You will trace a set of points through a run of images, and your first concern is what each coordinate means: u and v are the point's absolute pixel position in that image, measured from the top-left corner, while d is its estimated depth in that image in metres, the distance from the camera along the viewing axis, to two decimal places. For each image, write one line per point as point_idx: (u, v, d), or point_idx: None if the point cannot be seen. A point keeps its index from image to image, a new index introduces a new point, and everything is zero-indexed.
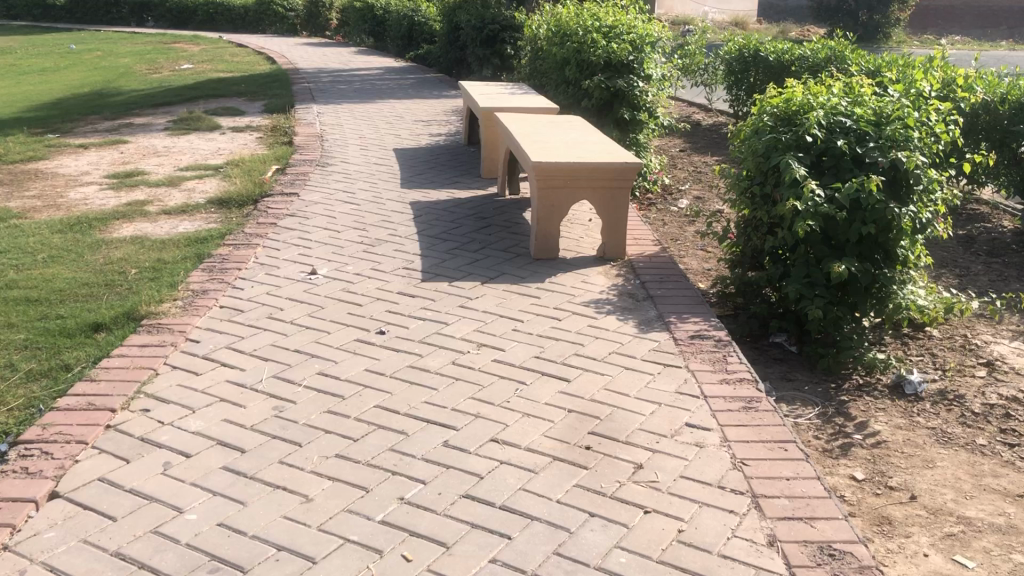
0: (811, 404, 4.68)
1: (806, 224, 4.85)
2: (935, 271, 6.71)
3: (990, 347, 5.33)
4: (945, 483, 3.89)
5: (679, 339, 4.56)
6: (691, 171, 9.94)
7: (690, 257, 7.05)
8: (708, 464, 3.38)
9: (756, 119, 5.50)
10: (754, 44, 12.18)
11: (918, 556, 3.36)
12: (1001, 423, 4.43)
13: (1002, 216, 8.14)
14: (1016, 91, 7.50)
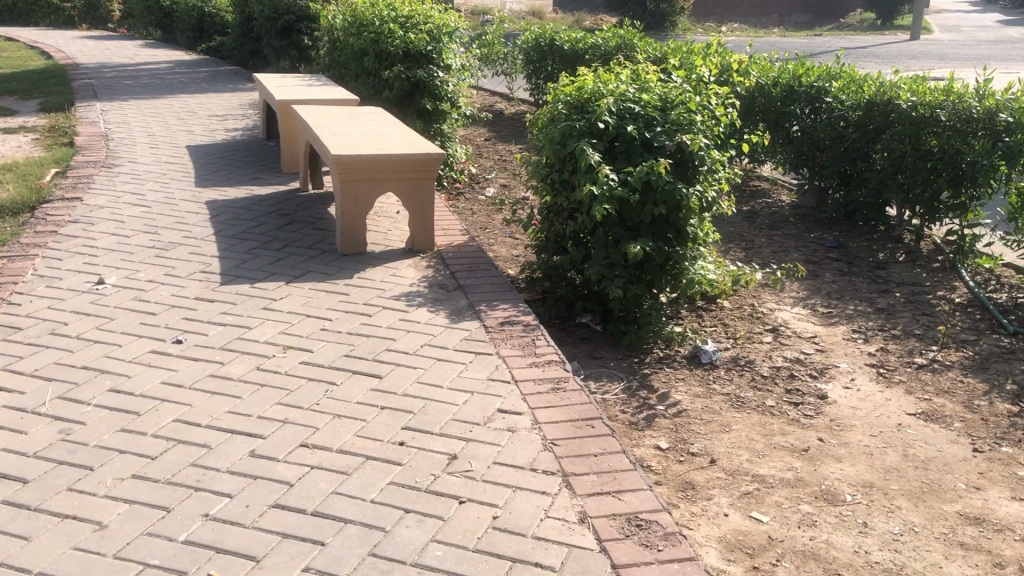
0: (617, 379, 4.87)
1: (602, 207, 5.03)
2: (725, 246, 7.15)
3: (775, 314, 5.74)
4: (741, 445, 4.15)
5: (489, 326, 4.61)
6: (496, 160, 10.07)
7: (499, 244, 7.15)
8: (520, 448, 3.43)
9: (551, 108, 5.62)
10: (549, 34, 12.49)
11: (719, 517, 3.57)
12: (787, 384, 4.78)
13: (781, 191, 8.79)
14: (786, 75, 8.09)
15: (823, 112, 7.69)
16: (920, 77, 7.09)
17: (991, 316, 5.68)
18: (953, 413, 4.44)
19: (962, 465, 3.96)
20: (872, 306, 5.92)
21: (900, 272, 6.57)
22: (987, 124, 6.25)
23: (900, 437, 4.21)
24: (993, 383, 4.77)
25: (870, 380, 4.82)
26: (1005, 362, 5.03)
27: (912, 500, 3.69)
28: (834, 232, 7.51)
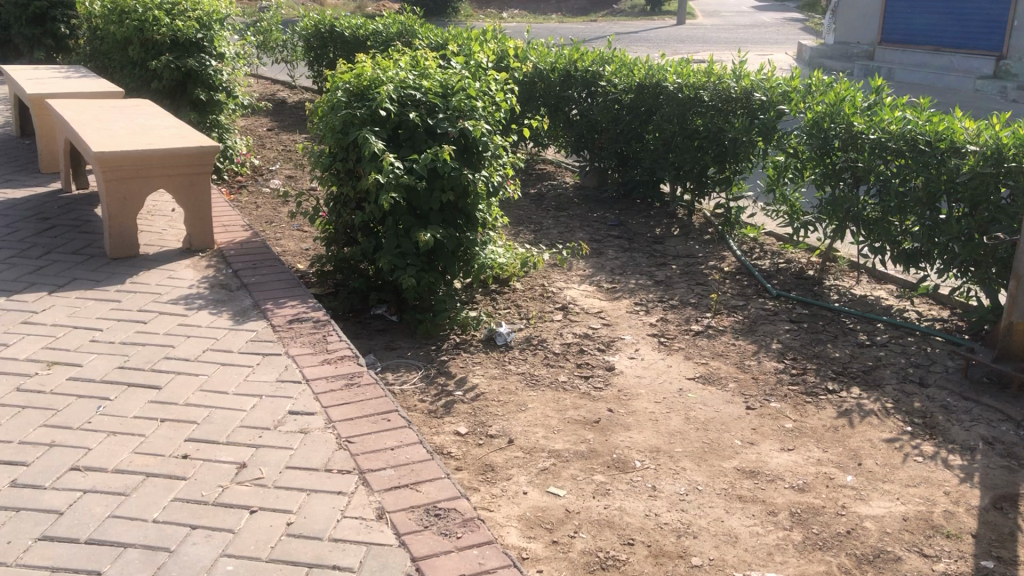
0: (414, 368, 4.85)
1: (389, 196, 4.96)
2: (514, 229, 7.28)
3: (564, 292, 5.91)
4: (536, 422, 4.24)
5: (277, 325, 4.45)
6: (280, 150, 9.75)
7: (286, 238, 6.93)
8: (313, 449, 3.34)
9: (331, 96, 5.46)
10: (329, 20, 12.20)
11: (518, 496, 3.64)
12: (578, 359, 4.94)
13: (565, 173, 9.08)
14: (562, 60, 8.33)
15: (598, 95, 7.96)
16: (685, 60, 7.49)
17: (757, 282, 6.13)
18: (727, 374, 4.75)
19: (738, 423, 4.25)
20: (652, 279, 6.23)
21: (676, 245, 6.95)
22: (745, 103, 6.68)
23: (682, 401, 4.45)
24: (761, 343, 5.15)
25: (653, 350, 5.07)
26: (770, 323, 5.43)
27: (695, 460, 3.92)
28: (615, 210, 7.84)
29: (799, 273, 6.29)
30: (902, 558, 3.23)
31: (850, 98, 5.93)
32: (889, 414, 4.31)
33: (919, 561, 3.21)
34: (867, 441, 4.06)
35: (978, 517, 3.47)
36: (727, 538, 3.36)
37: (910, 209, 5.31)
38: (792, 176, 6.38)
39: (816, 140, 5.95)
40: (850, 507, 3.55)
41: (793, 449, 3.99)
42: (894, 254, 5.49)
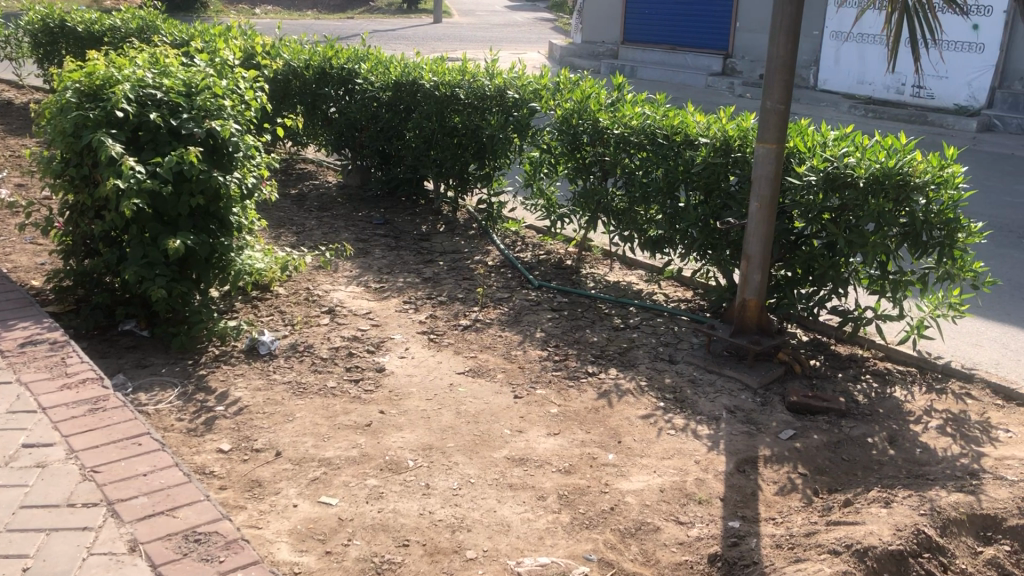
0: (170, 386, 4.56)
1: (131, 203, 4.61)
2: (274, 231, 7.04)
3: (330, 295, 5.78)
4: (305, 431, 4.12)
5: (6, 350, 4.02)
6: (6, 156, 8.84)
7: (17, 252, 6.29)
8: (53, 484, 3.05)
9: (59, 96, 5.00)
10: (58, 14, 11.21)
11: (288, 509, 3.52)
12: (347, 362, 4.85)
13: (327, 172, 8.92)
14: (316, 57, 8.14)
15: (355, 93, 7.83)
16: (439, 59, 7.54)
17: (520, 274, 6.29)
18: (495, 366, 4.85)
19: (506, 413, 4.34)
20: (419, 276, 6.23)
21: (441, 241, 7.01)
22: (499, 101, 6.82)
23: (452, 397, 4.49)
24: (525, 333, 5.30)
25: (422, 347, 5.08)
26: (534, 313, 5.60)
27: (466, 453, 3.96)
28: (379, 209, 7.78)
29: (559, 263, 6.54)
30: (661, 528, 3.43)
31: (595, 95, 6.22)
32: (644, 392, 4.57)
33: (676, 529, 3.42)
34: (625, 419, 4.28)
35: (725, 482, 3.74)
36: (500, 528, 3.43)
37: (653, 198, 5.65)
38: (548, 171, 6.63)
39: (566, 135, 6.20)
40: (612, 484, 3.73)
41: (559, 434, 4.14)
42: (642, 241, 5.83)
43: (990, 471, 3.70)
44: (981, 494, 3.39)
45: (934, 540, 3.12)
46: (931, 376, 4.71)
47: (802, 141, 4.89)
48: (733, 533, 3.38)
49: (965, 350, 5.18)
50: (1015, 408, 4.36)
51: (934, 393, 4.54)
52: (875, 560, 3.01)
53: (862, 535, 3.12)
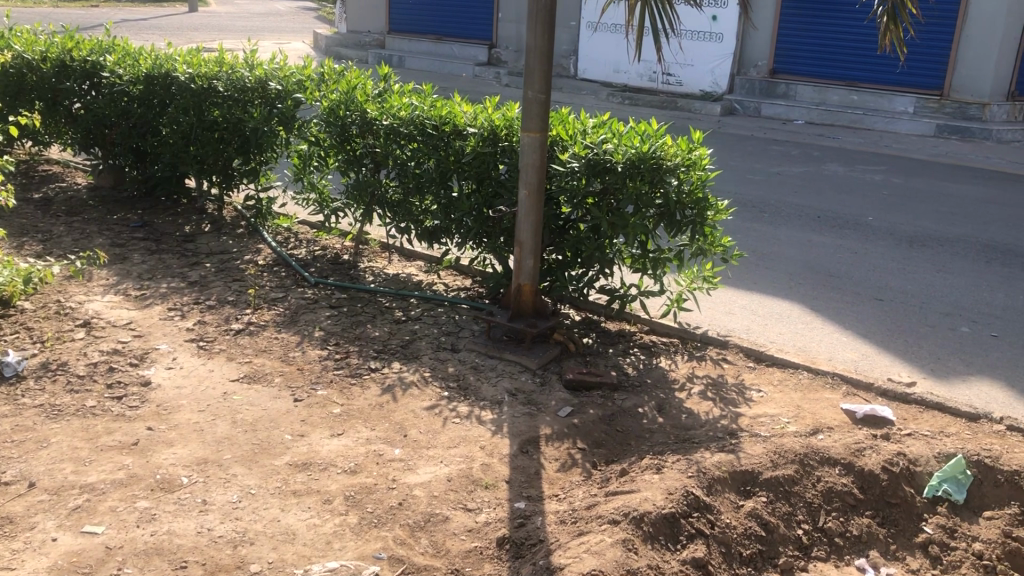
0: None
1: None
2: (16, 241, 6.41)
3: (85, 306, 5.34)
4: (62, 458, 3.78)
5: None
6: None
7: None
8: None
9: None
10: None
11: (47, 545, 3.22)
12: (107, 378, 4.50)
13: (75, 173, 8.24)
14: (54, 49, 7.48)
15: (102, 87, 7.27)
16: (194, 50, 7.15)
17: (294, 272, 6.10)
18: (273, 370, 4.67)
19: (286, 417, 4.19)
20: (185, 280, 5.89)
21: (208, 242, 6.67)
22: (262, 93, 6.58)
23: (227, 406, 4.28)
24: (303, 332, 5.14)
25: (192, 356, 4.80)
26: (311, 312, 5.45)
27: (245, 464, 3.79)
28: (137, 211, 7.29)
29: (335, 259, 6.41)
30: (449, 517, 3.43)
31: (361, 86, 6.15)
32: (427, 383, 4.57)
33: (464, 517, 3.44)
34: (410, 412, 4.26)
35: (510, 464, 3.81)
36: (285, 537, 3.31)
37: (427, 188, 5.65)
38: (318, 164, 6.48)
39: (334, 127, 6.05)
40: (399, 479, 3.69)
41: (342, 434, 4.05)
42: (418, 232, 5.82)
43: (747, 429, 4.00)
44: (740, 452, 3.63)
45: (702, 499, 3.32)
46: (691, 345, 5.04)
47: (563, 129, 5.06)
48: (520, 514, 3.45)
49: (720, 319, 5.59)
50: (764, 368, 4.76)
51: (695, 360, 4.86)
52: (651, 525, 3.16)
53: (638, 503, 3.26)
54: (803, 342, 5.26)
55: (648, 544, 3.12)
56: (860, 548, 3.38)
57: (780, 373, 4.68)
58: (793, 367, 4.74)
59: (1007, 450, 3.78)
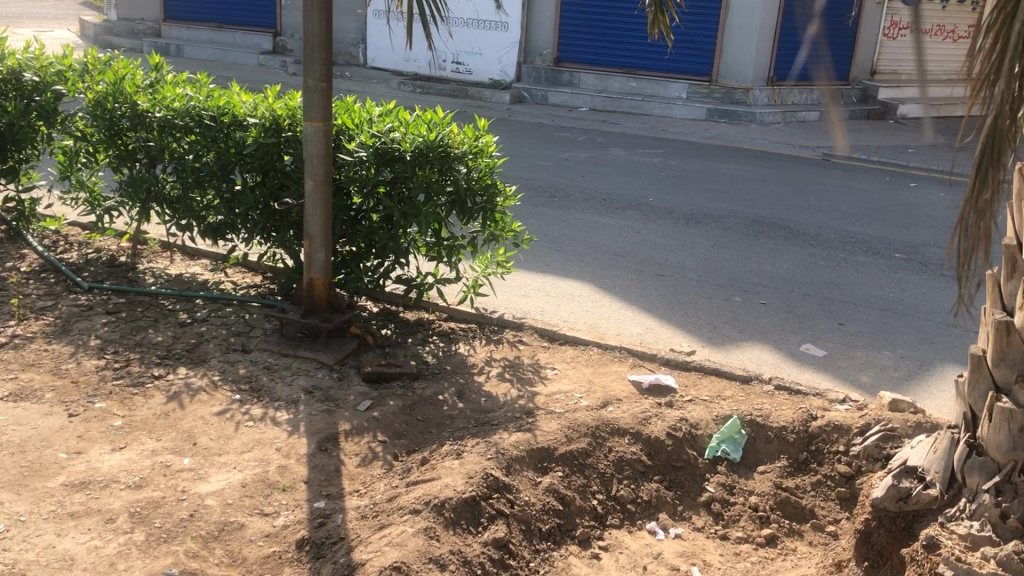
0: None
1: None
2: None
3: None
4: None
5: None
6: None
7: None
8: None
9: None
10: None
11: None
12: None
13: None
14: None
15: None
16: None
17: (65, 278, 5.65)
18: (43, 385, 4.30)
19: (60, 435, 3.88)
20: None
21: None
22: (16, 85, 6.02)
23: None
24: (77, 343, 4.77)
25: None
26: (86, 319, 5.07)
27: (14, 489, 3.47)
28: None
29: (112, 261, 5.99)
30: (245, 524, 3.30)
31: (130, 77, 5.75)
32: (217, 387, 4.37)
33: (261, 522, 3.32)
34: (199, 419, 4.05)
35: (308, 463, 3.71)
36: (62, 564, 3.07)
37: (208, 183, 5.36)
38: (86, 161, 5.98)
39: (100, 120, 5.61)
40: (189, 489, 3.51)
41: (125, 448, 3.80)
42: (201, 229, 5.50)
43: (542, 407, 4.08)
44: (536, 430, 3.71)
45: (501, 480, 3.35)
46: (488, 329, 5.09)
47: (349, 118, 4.94)
48: (319, 514, 3.36)
49: (515, 302, 5.70)
50: (558, 346, 4.90)
51: (492, 343, 4.91)
52: (452, 510, 3.17)
53: (438, 490, 3.26)
54: (594, 319, 5.47)
55: (450, 530, 3.12)
56: (650, 511, 3.54)
57: (572, 351, 4.83)
58: (584, 344, 4.91)
59: (776, 407, 4.09)
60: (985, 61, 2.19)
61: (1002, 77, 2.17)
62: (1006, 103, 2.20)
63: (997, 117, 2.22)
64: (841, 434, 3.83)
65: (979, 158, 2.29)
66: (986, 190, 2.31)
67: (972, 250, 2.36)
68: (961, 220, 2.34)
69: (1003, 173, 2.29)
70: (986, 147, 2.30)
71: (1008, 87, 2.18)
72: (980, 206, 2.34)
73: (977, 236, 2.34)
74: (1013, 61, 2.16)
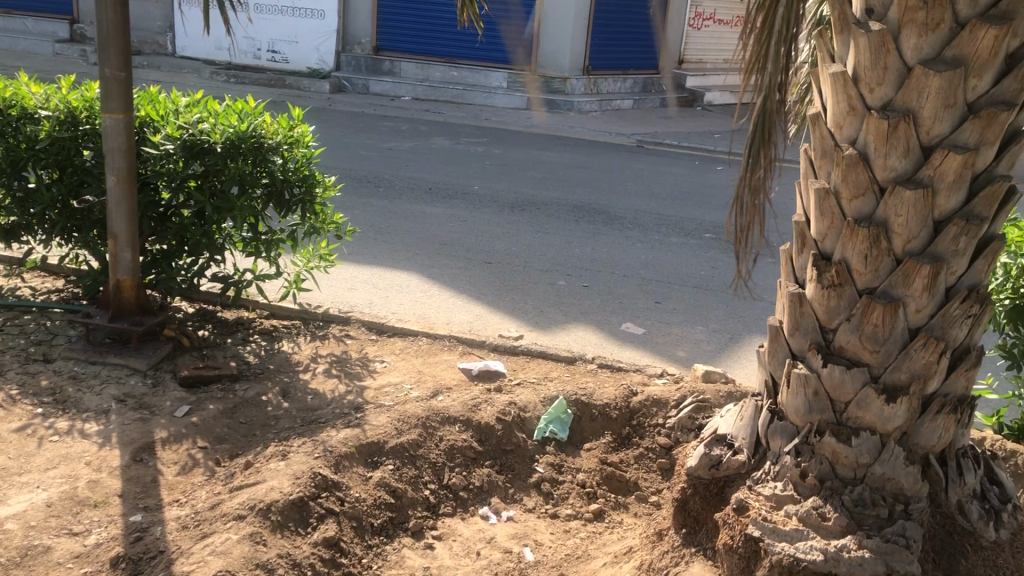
0: None
1: None
2: None
3: None
4: None
5: None
6: None
7: None
8: None
9: None
10: None
11: None
12: None
13: None
14: None
15: None
16: None
17: None
18: None
19: None
20: None
21: None
22: None
23: None
24: None
25: None
26: None
27: None
28: None
29: None
30: (52, 546, 3.05)
31: None
32: (16, 401, 4.03)
33: (70, 542, 3.08)
34: None
35: (121, 476, 3.48)
36: None
37: None
38: None
39: None
40: None
41: None
42: None
43: (372, 401, 4.01)
44: (365, 425, 3.65)
45: (329, 478, 3.27)
46: (313, 325, 4.96)
47: (153, 110, 4.68)
48: (136, 528, 3.16)
49: (341, 296, 5.59)
50: (385, 338, 4.84)
51: (318, 340, 4.79)
52: (279, 513, 3.07)
53: (264, 493, 3.14)
54: (422, 309, 5.45)
55: (277, 533, 3.02)
56: (482, 497, 3.57)
57: (401, 342, 4.79)
58: (412, 335, 4.88)
59: (599, 386, 4.22)
60: (755, 47, 2.30)
61: (772, 62, 2.31)
62: (773, 86, 2.33)
63: (766, 99, 2.34)
64: (660, 407, 4.00)
65: (752, 135, 2.35)
66: (761, 166, 2.36)
67: (749, 228, 2.38)
68: (739, 195, 2.37)
69: (773, 149, 2.36)
70: (757, 127, 2.37)
71: (775, 72, 2.32)
72: (755, 183, 2.37)
73: (752, 213, 2.38)
74: (779, 47, 2.31)
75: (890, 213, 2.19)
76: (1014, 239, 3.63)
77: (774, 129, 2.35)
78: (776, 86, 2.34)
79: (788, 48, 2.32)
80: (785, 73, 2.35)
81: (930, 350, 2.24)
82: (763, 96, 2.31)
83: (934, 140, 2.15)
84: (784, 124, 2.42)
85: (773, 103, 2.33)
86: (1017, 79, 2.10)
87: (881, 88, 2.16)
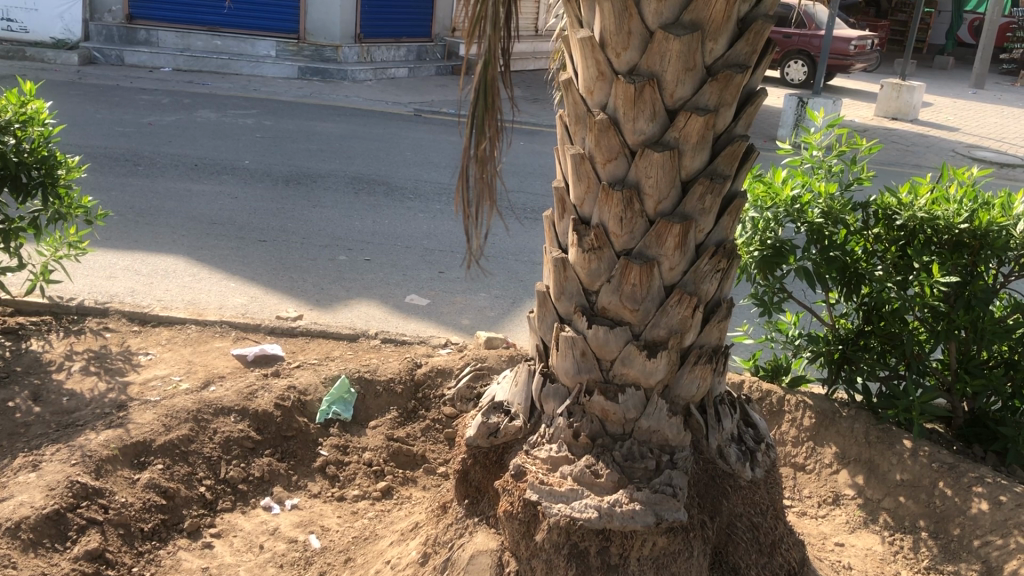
0: None
1: None
2: None
3: None
4: None
5: None
6: None
7: None
8: None
9: None
10: None
11: None
12: None
13: None
14: None
15: None
16: None
17: None
18: None
19: None
20: None
21: None
22: None
23: None
24: None
25: None
26: None
27: None
28: None
29: None
30: None
31: None
32: None
33: None
34: None
35: None
36: None
37: None
38: None
39: None
40: None
41: None
42: None
43: (137, 398, 3.73)
44: (127, 424, 3.37)
45: (90, 485, 3.00)
46: (66, 320, 4.54)
47: None
48: None
49: (98, 285, 5.17)
50: (149, 329, 4.52)
51: (72, 335, 4.39)
52: (31, 530, 2.80)
53: (11, 510, 2.83)
54: (191, 295, 5.14)
55: (29, 553, 2.75)
56: (264, 488, 3.42)
57: (168, 332, 4.49)
58: (180, 323, 4.59)
59: (383, 361, 4.16)
60: (475, 8, 2.11)
61: (491, 25, 2.13)
62: (495, 53, 2.16)
63: (487, 66, 2.15)
64: (444, 378, 4.01)
65: (475, 102, 2.18)
66: (486, 136, 2.20)
67: (479, 204, 2.21)
68: (465, 168, 2.19)
69: (499, 116, 2.20)
70: (480, 93, 2.20)
71: (495, 36, 2.15)
72: (481, 156, 2.21)
73: (482, 188, 2.21)
74: (498, 10, 2.13)
75: (640, 175, 2.25)
76: (758, 192, 3.86)
77: (496, 95, 2.19)
78: (498, 52, 2.17)
79: (508, 10, 2.15)
80: (510, 42, 2.21)
81: (684, 306, 2.34)
82: (485, 63, 2.13)
83: (677, 103, 2.23)
84: (508, 91, 2.26)
85: (494, 70, 2.17)
86: (748, 41, 2.21)
87: (626, 52, 2.21)
